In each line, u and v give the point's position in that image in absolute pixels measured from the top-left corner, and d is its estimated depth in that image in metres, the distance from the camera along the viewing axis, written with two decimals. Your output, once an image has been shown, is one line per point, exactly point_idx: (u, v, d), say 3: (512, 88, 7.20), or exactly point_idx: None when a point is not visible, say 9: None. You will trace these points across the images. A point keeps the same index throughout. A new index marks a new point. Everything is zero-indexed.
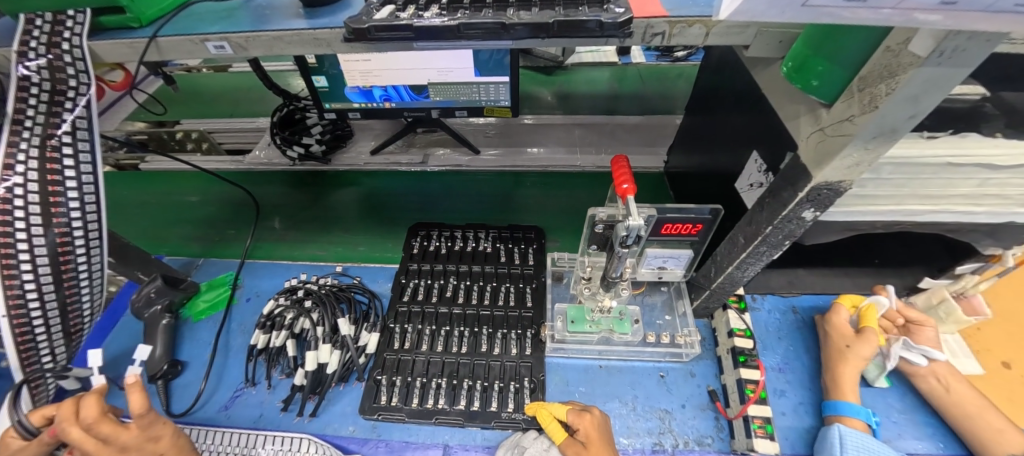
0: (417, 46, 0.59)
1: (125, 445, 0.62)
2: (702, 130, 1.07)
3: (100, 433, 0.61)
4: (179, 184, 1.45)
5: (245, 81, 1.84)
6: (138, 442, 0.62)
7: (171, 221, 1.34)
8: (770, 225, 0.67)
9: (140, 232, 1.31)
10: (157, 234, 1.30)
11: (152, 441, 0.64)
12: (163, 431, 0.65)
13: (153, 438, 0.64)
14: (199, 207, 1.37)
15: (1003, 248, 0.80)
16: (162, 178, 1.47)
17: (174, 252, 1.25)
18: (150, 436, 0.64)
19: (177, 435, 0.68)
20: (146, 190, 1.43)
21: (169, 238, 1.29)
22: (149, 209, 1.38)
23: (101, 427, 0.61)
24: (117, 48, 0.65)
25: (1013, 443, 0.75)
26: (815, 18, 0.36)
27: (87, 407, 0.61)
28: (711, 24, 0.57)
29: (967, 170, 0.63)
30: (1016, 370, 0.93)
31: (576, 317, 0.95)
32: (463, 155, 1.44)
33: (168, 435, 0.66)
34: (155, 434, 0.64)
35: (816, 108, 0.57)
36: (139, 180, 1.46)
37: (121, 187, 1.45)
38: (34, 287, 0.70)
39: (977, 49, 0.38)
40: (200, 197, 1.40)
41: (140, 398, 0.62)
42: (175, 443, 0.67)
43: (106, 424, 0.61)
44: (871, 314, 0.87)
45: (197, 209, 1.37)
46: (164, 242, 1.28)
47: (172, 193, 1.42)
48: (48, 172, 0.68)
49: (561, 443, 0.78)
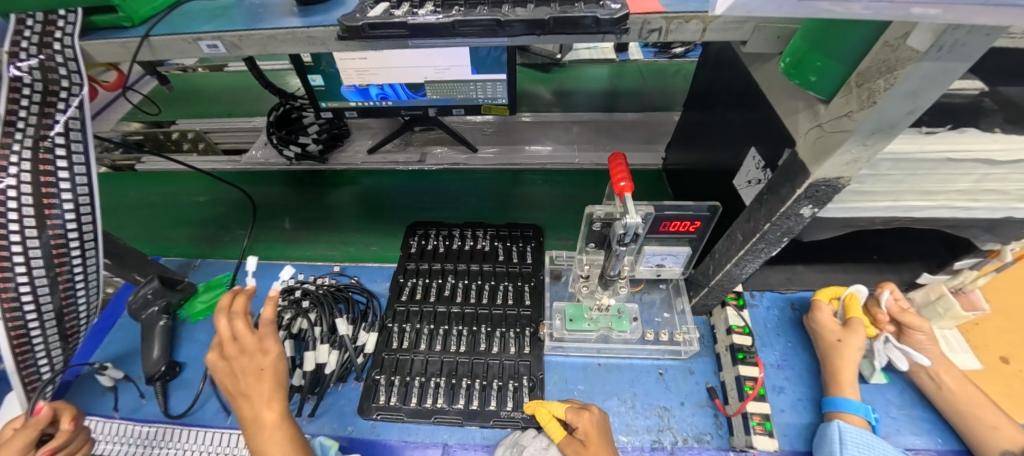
0: (413, 43, 0.59)
1: (244, 346, 0.64)
2: (701, 126, 1.07)
3: (234, 329, 0.65)
4: (182, 187, 1.43)
5: (241, 81, 1.83)
6: (253, 348, 0.64)
7: (174, 225, 1.32)
8: (768, 222, 0.67)
9: (143, 235, 1.30)
10: (159, 238, 1.29)
11: (263, 354, 0.64)
12: (273, 349, 0.65)
13: (265, 352, 0.64)
14: (202, 212, 1.35)
15: (1003, 244, 0.80)
16: (167, 180, 1.46)
17: (183, 252, 1.24)
18: (261, 349, 0.64)
19: (282, 363, 0.66)
20: (152, 191, 1.43)
21: (173, 243, 1.27)
22: (156, 210, 1.37)
23: (236, 322, 0.65)
24: (110, 48, 0.65)
25: (1006, 439, 0.75)
26: (814, 13, 0.35)
27: (239, 301, 0.68)
28: (709, 19, 0.56)
29: (966, 166, 0.63)
30: (1015, 365, 0.93)
31: (575, 315, 0.95)
32: (461, 153, 1.42)
33: (276, 355, 0.65)
34: (267, 348, 0.65)
35: (814, 104, 0.57)
36: (143, 181, 1.46)
37: (122, 190, 1.44)
38: (30, 289, 0.69)
39: (976, 42, 0.37)
40: (208, 197, 1.40)
41: (270, 309, 0.66)
42: (277, 368, 0.65)
43: (240, 322, 0.65)
44: (855, 305, 0.89)
45: (200, 214, 1.35)
46: (168, 248, 1.26)
47: (180, 194, 1.41)
48: (41, 174, 0.67)
49: (561, 441, 0.77)
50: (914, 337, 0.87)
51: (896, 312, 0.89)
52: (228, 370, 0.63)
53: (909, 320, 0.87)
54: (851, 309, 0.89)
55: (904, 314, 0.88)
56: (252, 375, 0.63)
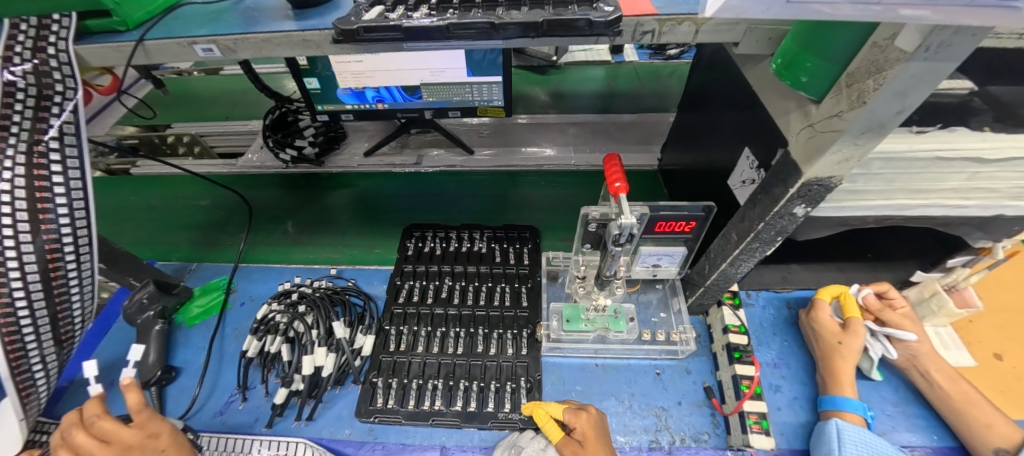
0: (407, 47, 0.59)
1: (126, 444, 0.62)
2: (696, 127, 1.08)
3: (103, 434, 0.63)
4: (177, 192, 1.42)
5: (237, 84, 1.83)
6: (138, 439, 0.63)
7: (172, 230, 1.32)
8: (762, 222, 0.68)
9: (141, 241, 1.29)
10: (157, 243, 1.28)
11: (155, 438, 0.64)
12: (162, 428, 0.65)
13: (154, 435, 0.64)
14: (201, 217, 1.35)
15: (994, 241, 0.81)
16: (167, 184, 1.45)
17: (186, 256, 1.24)
18: (149, 433, 0.64)
19: (178, 436, 0.67)
20: (152, 195, 1.42)
21: (173, 248, 1.26)
22: (157, 214, 1.37)
23: (102, 424, 0.63)
24: (104, 51, 0.65)
25: (1000, 438, 0.75)
26: (801, 15, 0.36)
27: (91, 407, 0.65)
28: (700, 21, 0.57)
29: (957, 164, 0.64)
30: (1008, 362, 0.94)
31: (571, 315, 0.95)
32: (457, 155, 1.43)
33: (168, 433, 0.66)
34: (155, 430, 0.65)
35: (806, 104, 0.57)
36: (142, 184, 1.45)
37: (116, 195, 1.42)
38: (23, 294, 0.69)
39: (962, 43, 0.38)
40: (209, 200, 1.39)
41: (136, 396, 0.65)
42: (176, 441, 0.66)
43: (107, 422, 0.64)
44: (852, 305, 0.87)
45: (199, 219, 1.34)
46: (169, 253, 1.25)
47: (181, 197, 1.41)
48: (36, 179, 0.67)
49: (558, 442, 0.78)
50: (901, 325, 0.87)
51: (876, 310, 0.89)
52: None
53: (893, 318, 0.87)
54: (850, 309, 0.87)
55: (884, 311, 0.88)
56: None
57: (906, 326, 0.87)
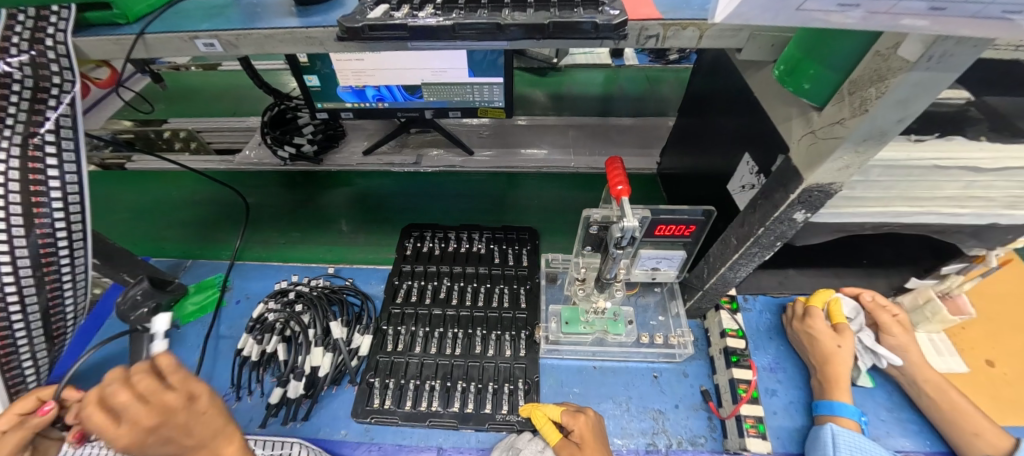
0: (411, 45, 0.59)
1: (166, 407, 0.49)
2: (696, 132, 1.08)
3: (142, 388, 0.49)
4: (195, 188, 1.41)
5: (234, 79, 1.83)
6: (180, 402, 0.51)
7: (195, 225, 1.30)
8: (762, 226, 0.68)
9: (163, 237, 1.27)
10: (183, 241, 1.26)
11: (196, 400, 0.53)
12: (197, 390, 0.54)
13: (191, 397, 0.53)
14: (221, 212, 1.34)
15: (988, 249, 0.82)
16: (205, 180, 1.44)
17: (239, 252, 1.22)
18: (190, 394, 0.53)
19: (213, 397, 0.56)
20: (193, 191, 1.40)
21: (195, 243, 1.25)
22: (199, 209, 1.35)
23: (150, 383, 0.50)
24: (103, 44, 0.62)
25: (987, 446, 0.76)
26: (806, 22, 0.36)
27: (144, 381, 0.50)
28: (705, 27, 0.57)
29: (952, 172, 0.64)
30: (999, 368, 0.95)
31: (570, 318, 0.95)
32: (457, 155, 1.44)
33: (206, 396, 0.55)
34: (193, 391, 0.53)
35: (808, 111, 0.58)
36: (178, 180, 1.43)
37: (146, 190, 1.41)
38: (15, 289, 0.68)
39: (964, 53, 0.39)
40: (255, 197, 1.38)
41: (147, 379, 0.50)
42: (212, 403, 0.55)
43: (150, 381, 0.50)
44: (836, 310, 0.90)
45: (220, 213, 1.34)
46: (192, 248, 1.24)
47: (224, 193, 1.39)
48: (30, 172, 0.66)
49: (555, 444, 0.77)
50: (891, 330, 0.89)
51: (874, 309, 0.92)
52: (161, 442, 0.49)
53: (885, 321, 0.90)
54: (835, 315, 0.90)
55: (879, 310, 0.92)
56: (196, 429, 0.52)
57: (892, 332, 0.88)
